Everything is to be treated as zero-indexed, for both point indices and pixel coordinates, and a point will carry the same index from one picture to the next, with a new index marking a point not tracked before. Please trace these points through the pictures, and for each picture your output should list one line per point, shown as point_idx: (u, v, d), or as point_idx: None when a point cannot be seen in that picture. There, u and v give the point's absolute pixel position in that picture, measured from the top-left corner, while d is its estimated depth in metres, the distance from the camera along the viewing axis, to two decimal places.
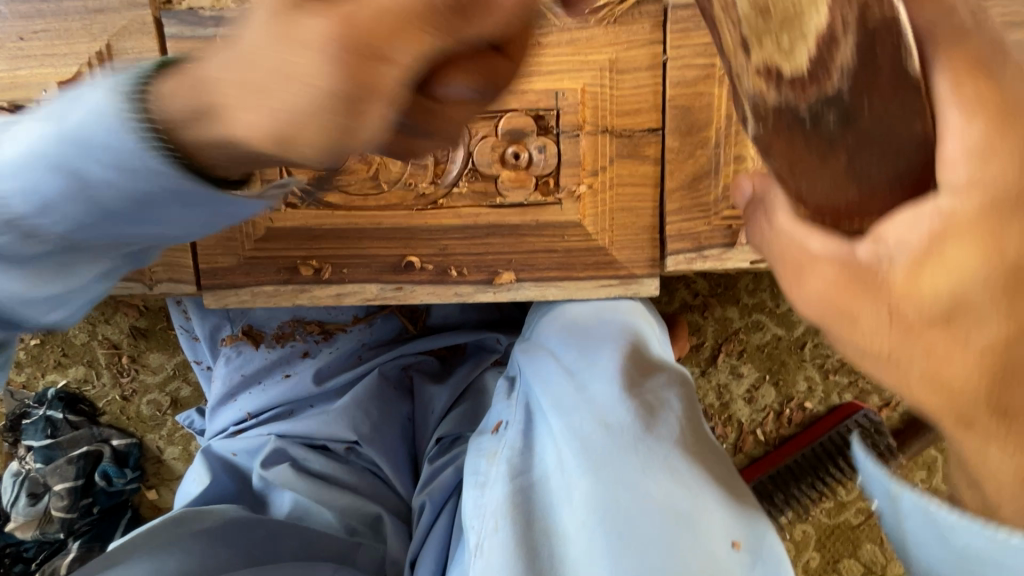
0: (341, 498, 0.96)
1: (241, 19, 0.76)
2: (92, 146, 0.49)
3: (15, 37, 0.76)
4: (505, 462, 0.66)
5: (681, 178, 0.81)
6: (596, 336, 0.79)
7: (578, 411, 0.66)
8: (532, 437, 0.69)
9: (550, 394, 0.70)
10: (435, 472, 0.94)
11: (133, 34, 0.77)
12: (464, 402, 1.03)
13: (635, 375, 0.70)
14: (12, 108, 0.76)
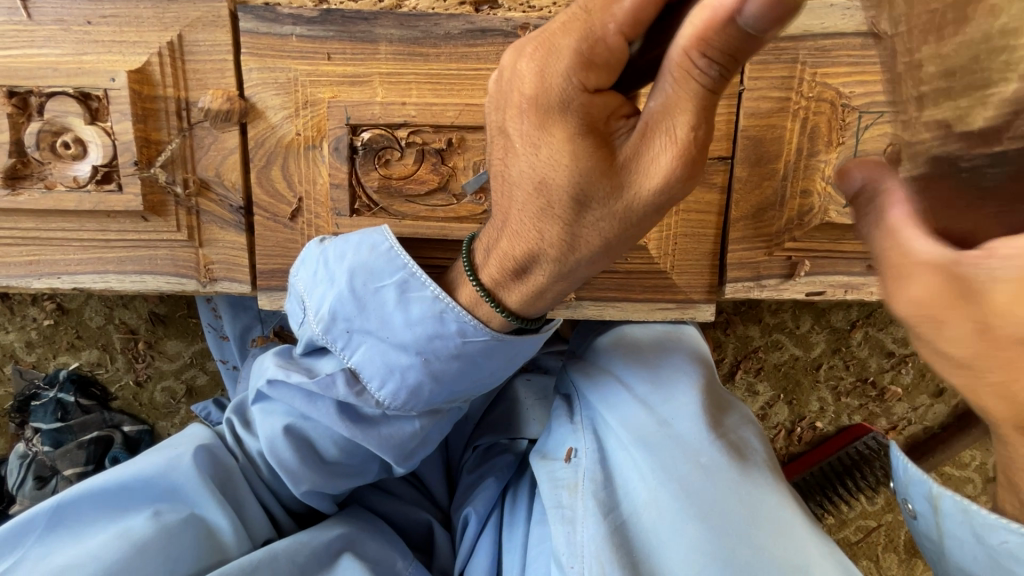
0: (383, 506, 0.90)
1: (320, 19, 0.75)
2: (402, 358, 0.66)
3: (83, 20, 0.74)
4: (593, 497, 0.68)
5: (746, 208, 0.82)
6: (666, 367, 0.79)
7: (666, 448, 0.69)
8: (612, 468, 0.71)
9: (631, 428, 0.72)
10: (475, 482, 0.91)
11: (206, 26, 0.75)
12: (498, 407, 0.98)
13: (713, 412, 0.73)
14: (77, 94, 0.74)
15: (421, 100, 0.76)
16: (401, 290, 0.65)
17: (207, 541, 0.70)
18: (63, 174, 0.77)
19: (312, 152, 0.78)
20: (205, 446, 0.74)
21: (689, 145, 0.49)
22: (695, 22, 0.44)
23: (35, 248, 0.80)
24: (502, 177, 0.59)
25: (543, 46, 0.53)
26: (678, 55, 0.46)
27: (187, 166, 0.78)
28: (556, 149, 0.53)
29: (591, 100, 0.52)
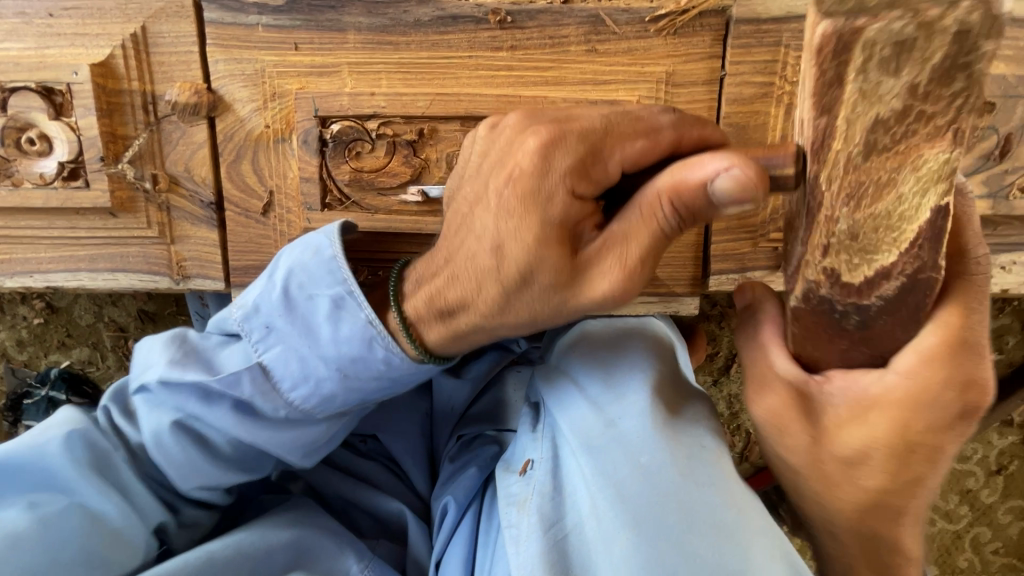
0: (359, 493, 0.91)
1: (286, 7, 0.73)
2: (318, 366, 0.63)
3: (44, 13, 0.72)
4: (538, 512, 0.63)
5: None
6: (622, 360, 0.71)
7: (612, 454, 0.62)
8: (562, 479, 0.65)
9: (579, 432, 0.65)
10: (455, 472, 0.89)
11: (170, 17, 0.73)
12: (481, 400, 0.97)
13: (668, 409, 0.65)
14: (39, 89, 0.72)
15: (391, 90, 0.74)
16: (334, 303, 0.62)
17: (89, 533, 0.61)
18: (29, 170, 0.75)
19: (281, 146, 0.76)
20: (79, 430, 0.64)
21: (627, 263, 0.53)
22: (674, 175, 0.50)
23: (6, 247, 0.79)
24: (464, 228, 0.58)
25: (551, 128, 0.55)
26: (652, 194, 0.51)
27: (156, 161, 0.77)
28: (522, 222, 0.54)
29: (570, 201, 0.54)
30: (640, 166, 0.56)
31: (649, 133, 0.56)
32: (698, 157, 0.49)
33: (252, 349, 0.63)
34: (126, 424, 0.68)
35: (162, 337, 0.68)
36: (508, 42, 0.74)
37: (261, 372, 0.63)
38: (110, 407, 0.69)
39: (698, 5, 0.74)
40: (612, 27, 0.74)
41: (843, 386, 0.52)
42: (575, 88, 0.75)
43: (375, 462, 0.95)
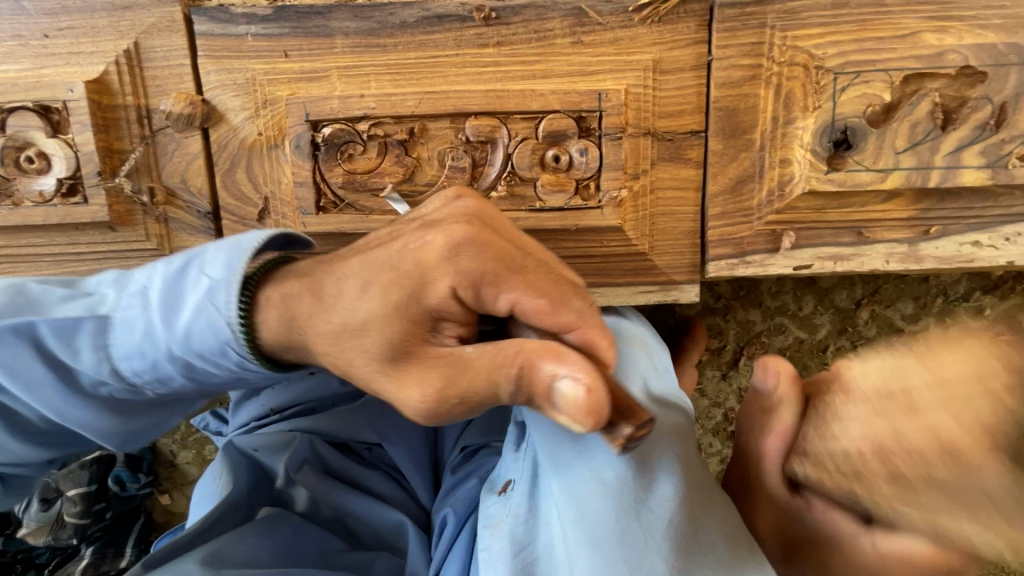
0: (362, 504, 0.92)
1: (274, 16, 0.74)
2: (162, 348, 0.62)
3: (40, 35, 0.74)
4: (509, 535, 0.63)
5: (724, 181, 0.79)
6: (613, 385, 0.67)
7: (577, 480, 0.61)
8: (537, 500, 0.65)
9: (550, 455, 0.64)
10: (455, 484, 0.91)
11: (162, 31, 0.74)
12: (488, 409, 0.98)
13: None
14: (37, 108, 0.74)
15: (380, 91, 0.74)
16: (207, 291, 0.61)
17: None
18: (29, 189, 0.76)
19: (274, 152, 0.77)
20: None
21: (456, 380, 0.53)
22: (542, 347, 0.50)
23: (8, 266, 0.80)
24: (341, 278, 0.57)
25: (468, 235, 0.54)
26: (513, 349, 0.51)
27: (152, 174, 0.78)
28: (399, 325, 0.54)
29: (449, 298, 0.53)
30: (527, 317, 0.54)
31: (553, 294, 0.55)
32: (564, 352, 0.50)
33: (110, 310, 0.62)
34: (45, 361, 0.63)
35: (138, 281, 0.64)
36: (494, 38, 0.75)
37: (113, 346, 0.63)
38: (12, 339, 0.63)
39: None
40: (596, 18, 0.75)
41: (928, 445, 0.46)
42: (563, 80, 0.75)
43: (379, 472, 0.96)
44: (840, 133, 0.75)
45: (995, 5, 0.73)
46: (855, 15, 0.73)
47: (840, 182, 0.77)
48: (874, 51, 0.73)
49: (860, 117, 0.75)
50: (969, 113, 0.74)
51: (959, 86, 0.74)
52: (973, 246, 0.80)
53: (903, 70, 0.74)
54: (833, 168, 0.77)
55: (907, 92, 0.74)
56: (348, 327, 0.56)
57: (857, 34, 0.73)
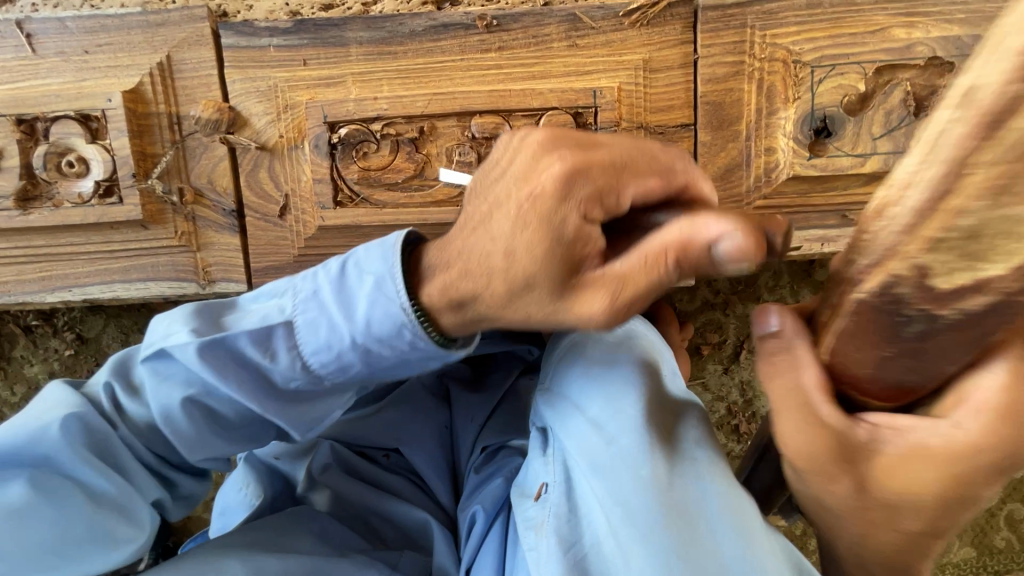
0: (384, 504, 0.94)
1: (294, 29, 0.81)
2: (344, 338, 0.62)
3: (81, 51, 0.81)
4: (555, 535, 0.62)
5: (713, 170, 0.85)
6: (614, 374, 0.70)
7: (616, 474, 0.61)
8: (577, 499, 0.64)
9: (583, 453, 0.64)
10: (481, 481, 0.92)
11: (192, 45, 0.81)
12: (504, 410, 1.01)
13: (660, 429, 0.64)
14: (78, 116, 0.80)
15: (392, 94, 0.81)
16: (375, 283, 0.61)
17: (100, 513, 0.60)
18: (68, 191, 0.83)
19: (295, 153, 0.83)
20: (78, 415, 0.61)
21: (620, 299, 0.52)
22: (682, 232, 0.49)
23: (47, 264, 0.86)
24: (478, 224, 0.57)
25: (580, 161, 0.54)
26: (658, 246, 0.50)
27: (182, 176, 0.84)
28: (534, 237, 0.53)
29: (582, 226, 0.53)
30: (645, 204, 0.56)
31: (662, 175, 0.57)
32: (706, 215, 0.48)
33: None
34: (131, 401, 0.64)
35: (178, 310, 0.66)
36: (496, 43, 0.81)
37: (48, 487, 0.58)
38: (112, 382, 0.64)
39: None
40: (590, 23, 0.81)
41: (969, 416, 0.38)
42: (561, 80, 0.82)
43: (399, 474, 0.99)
44: (820, 122, 0.81)
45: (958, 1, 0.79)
46: (828, 13, 0.80)
47: (823, 167, 0.82)
48: (847, 46, 0.80)
49: (837, 107, 0.81)
50: (940, 99, 0.79)
51: (930, 75, 0.80)
52: None
53: (875, 63, 0.80)
54: (815, 154, 0.82)
55: (880, 82, 0.80)
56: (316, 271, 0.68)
57: (831, 31, 0.80)
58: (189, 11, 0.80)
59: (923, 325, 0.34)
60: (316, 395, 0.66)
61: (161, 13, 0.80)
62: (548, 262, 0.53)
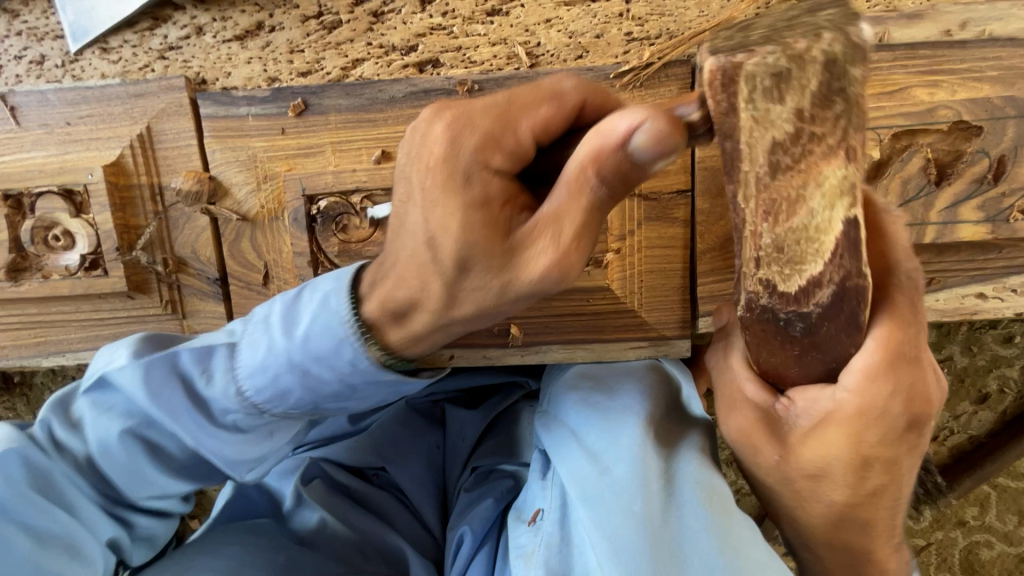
0: (369, 523, 0.95)
1: (272, 97, 0.78)
2: (281, 358, 0.63)
3: (63, 122, 0.80)
4: (545, 563, 0.68)
5: (711, 239, 0.79)
6: (618, 409, 0.77)
7: (606, 504, 0.67)
8: (569, 529, 0.70)
9: (578, 484, 0.70)
10: (471, 501, 0.93)
11: (171, 115, 0.80)
12: (496, 434, 1.03)
13: (657, 456, 0.70)
14: (61, 190, 0.80)
15: (371, 165, 0.78)
16: (321, 301, 0.63)
17: (46, 554, 0.63)
18: (56, 263, 0.83)
19: (275, 223, 0.81)
20: (18, 451, 0.63)
21: (563, 243, 0.51)
22: (590, 143, 0.48)
23: (41, 330, 0.87)
24: (398, 224, 0.57)
25: (457, 114, 0.54)
26: (576, 167, 0.49)
27: (165, 246, 0.83)
28: (444, 210, 0.52)
29: (491, 177, 0.53)
30: (549, 130, 0.57)
31: (553, 100, 0.58)
32: (610, 115, 0.47)
33: None
34: (72, 434, 0.67)
35: (127, 336, 0.68)
36: None
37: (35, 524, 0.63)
38: (50, 420, 0.67)
39: (663, 56, 0.75)
40: None
41: (850, 378, 0.51)
42: None
43: (387, 493, 1.01)
44: None
45: (990, 56, 0.71)
46: None
47: None
48: None
49: None
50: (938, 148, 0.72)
51: (953, 140, 0.72)
52: (978, 298, 0.78)
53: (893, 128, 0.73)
54: None
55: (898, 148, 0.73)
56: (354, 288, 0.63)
57: None
58: (167, 82, 0.79)
59: (804, 322, 0.49)
60: (260, 431, 0.68)
61: (140, 84, 0.79)
62: (480, 222, 0.52)
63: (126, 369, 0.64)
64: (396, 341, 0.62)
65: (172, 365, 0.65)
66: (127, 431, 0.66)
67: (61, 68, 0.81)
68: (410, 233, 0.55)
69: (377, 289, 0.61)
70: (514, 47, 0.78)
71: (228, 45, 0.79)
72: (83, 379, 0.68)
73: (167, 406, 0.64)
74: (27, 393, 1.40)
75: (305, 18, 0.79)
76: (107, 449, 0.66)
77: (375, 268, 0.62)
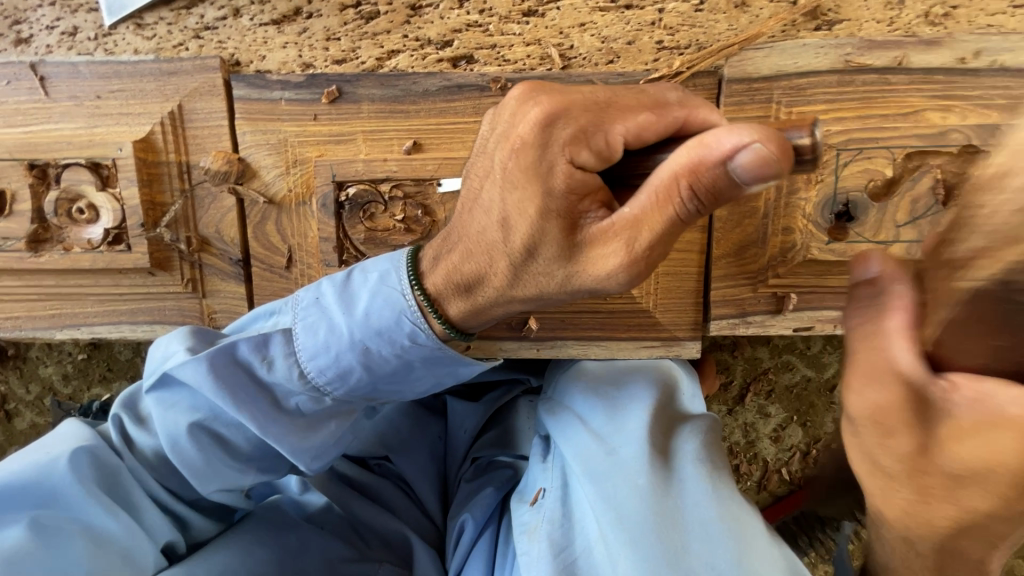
0: (370, 512, 0.96)
1: (306, 83, 0.79)
2: (343, 338, 0.67)
3: (93, 96, 0.80)
4: (548, 537, 0.73)
5: (727, 246, 0.82)
6: (623, 395, 0.82)
7: (609, 481, 0.72)
8: (570, 506, 0.75)
9: (583, 463, 0.75)
10: (473, 491, 0.96)
11: (203, 95, 0.80)
12: (498, 425, 1.04)
13: (660, 437, 0.75)
14: (88, 164, 0.80)
15: (402, 155, 0.79)
16: (378, 278, 0.68)
17: (102, 552, 0.68)
18: (78, 237, 0.84)
19: (302, 208, 0.82)
20: (88, 448, 0.70)
21: (633, 240, 0.53)
22: (690, 155, 0.49)
23: (57, 302, 0.87)
24: (472, 202, 0.62)
25: (558, 102, 0.57)
26: (667, 176, 0.50)
27: (189, 225, 0.84)
28: (524, 197, 0.57)
29: (573, 172, 0.56)
30: (642, 139, 0.58)
31: (655, 109, 0.59)
32: (716, 131, 0.48)
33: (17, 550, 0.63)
34: (137, 431, 0.74)
35: (175, 334, 0.73)
36: None
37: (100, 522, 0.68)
38: (121, 414, 0.75)
39: (691, 66, 0.78)
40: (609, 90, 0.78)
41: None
42: None
43: (388, 481, 1.02)
44: (842, 206, 0.78)
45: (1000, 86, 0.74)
46: (860, 92, 0.76)
47: (840, 252, 0.79)
48: (877, 130, 0.76)
49: (862, 192, 0.77)
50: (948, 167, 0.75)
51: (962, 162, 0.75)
52: None
53: (906, 148, 0.76)
54: (834, 238, 0.79)
55: (909, 167, 0.76)
56: (432, 262, 0.66)
57: (861, 111, 0.76)
58: (201, 61, 0.79)
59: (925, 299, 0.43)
60: (319, 417, 0.71)
61: (174, 62, 0.79)
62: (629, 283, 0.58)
63: (183, 364, 0.67)
64: (462, 324, 0.67)
65: (228, 356, 0.68)
66: (195, 424, 0.69)
67: (94, 40, 0.81)
68: (487, 208, 0.60)
69: (455, 262, 0.63)
70: (548, 48, 0.79)
71: (265, 28, 0.80)
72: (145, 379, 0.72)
73: (232, 394, 0.66)
74: (21, 366, 1.34)
75: (343, 6, 0.80)
76: (174, 444, 0.70)
77: (452, 239, 0.64)
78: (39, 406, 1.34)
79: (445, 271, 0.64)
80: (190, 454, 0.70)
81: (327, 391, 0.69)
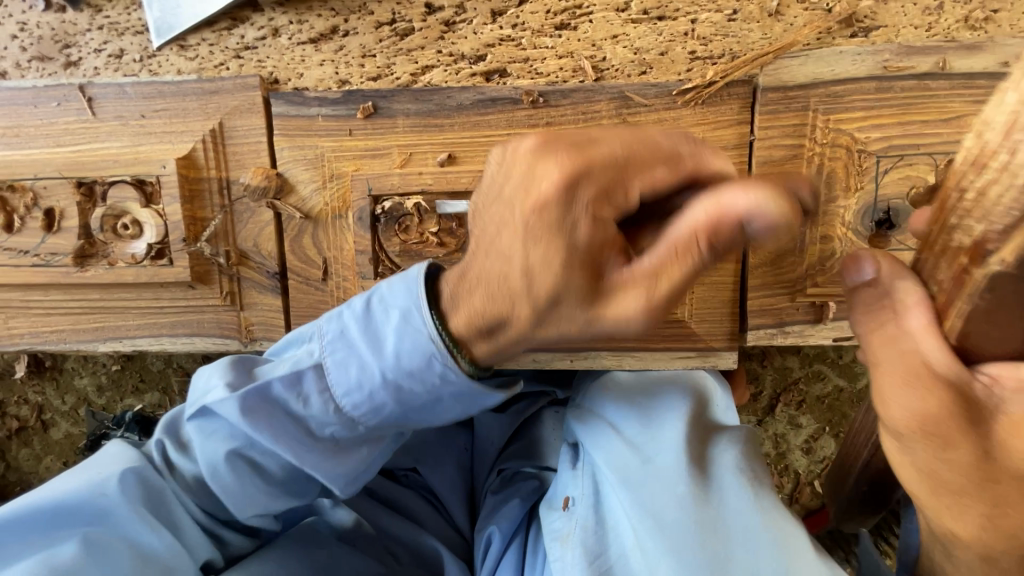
0: (398, 525, 0.96)
1: (343, 99, 0.81)
2: (374, 377, 0.67)
3: (138, 115, 0.83)
4: (583, 545, 0.72)
5: (763, 254, 0.81)
6: (656, 402, 0.82)
7: (647, 489, 0.72)
8: (604, 513, 0.75)
9: (618, 470, 0.75)
10: (499, 502, 0.95)
11: (243, 113, 0.82)
12: (523, 435, 1.03)
13: (699, 447, 0.75)
14: (133, 181, 0.83)
15: (436, 168, 0.80)
16: (402, 316, 0.65)
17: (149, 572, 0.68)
18: (122, 252, 0.86)
19: (337, 222, 0.83)
20: (135, 470, 0.72)
21: (655, 292, 0.51)
22: (709, 211, 0.47)
23: (100, 315, 0.89)
24: (482, 245, 0.59)
25: (578, 161, 0.54)
26: (687, 234, 0.49)
27: (228, 239, 0.85)
28: (546, 249, 0.54)
29: (591, 229, 0.53)
30: (658, 192, 0.57)
31: (669, 163, 0.57)
32: (732, 194, 0.47)
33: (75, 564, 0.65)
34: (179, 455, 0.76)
35: (217, 364, 0.74)
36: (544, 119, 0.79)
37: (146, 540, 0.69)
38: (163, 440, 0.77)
39: (725, 76, 0.77)
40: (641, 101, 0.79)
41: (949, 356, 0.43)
42: None
43: (415, 492, 1.02)
44: (882, 214, 0.77)
45: None
46: (900, 98, 0.75)
47: None
48: (919, 137, 0.75)
49: (903, 199, 0.76)
50: None
51: None
52: None
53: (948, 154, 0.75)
54: (875, 246, 0.78)
55: None
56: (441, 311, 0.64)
57: (901, 118, 0.75)
58: (242, 80, 0.81)
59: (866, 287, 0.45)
60: (352, 442, 0.71)
61: (215, 82, 0.82)
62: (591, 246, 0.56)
63: (221, 398, 0.69)
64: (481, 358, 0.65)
65: (262, 392, 0.69)
66: (230, 454, 0.71)
67: (139, 62, 0.83)
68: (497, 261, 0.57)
69: (470, 301, 0.61)
70: (580, 60, 0.80)
71: (303, 46, 0.82)
72: (187, 407, 0.74)
73: (269, 426, 0.68)
74: (57, 377, 1.37)
75: (378, 24, 0.81)
76: (213, 470, 0.72)
77: (466, 280, 0.62)
78: (74, 416, 1.37)
79: (464, 320, 0.62)
80: (228, 479, 0.71)
81: (358, 422, 0.69)
